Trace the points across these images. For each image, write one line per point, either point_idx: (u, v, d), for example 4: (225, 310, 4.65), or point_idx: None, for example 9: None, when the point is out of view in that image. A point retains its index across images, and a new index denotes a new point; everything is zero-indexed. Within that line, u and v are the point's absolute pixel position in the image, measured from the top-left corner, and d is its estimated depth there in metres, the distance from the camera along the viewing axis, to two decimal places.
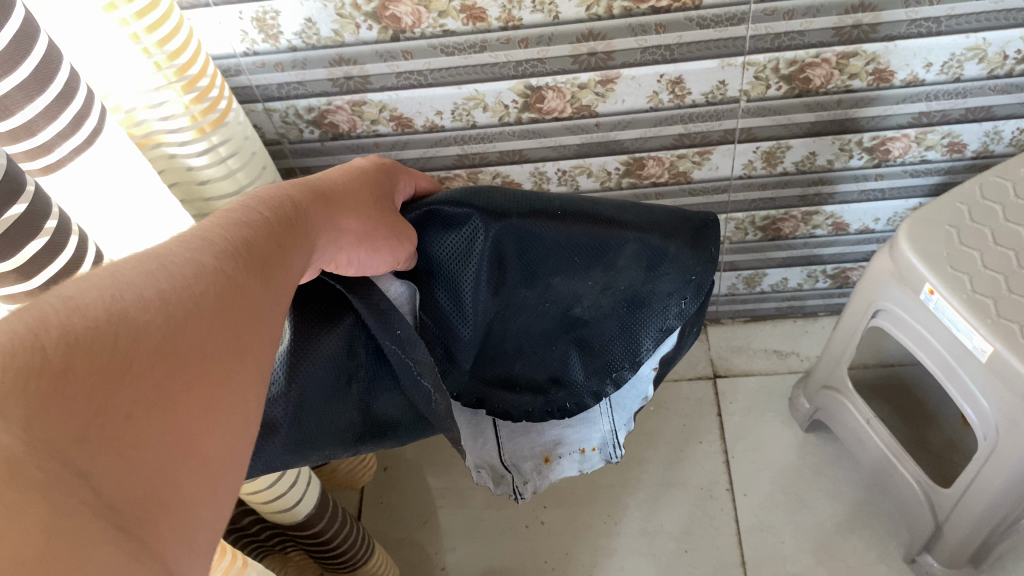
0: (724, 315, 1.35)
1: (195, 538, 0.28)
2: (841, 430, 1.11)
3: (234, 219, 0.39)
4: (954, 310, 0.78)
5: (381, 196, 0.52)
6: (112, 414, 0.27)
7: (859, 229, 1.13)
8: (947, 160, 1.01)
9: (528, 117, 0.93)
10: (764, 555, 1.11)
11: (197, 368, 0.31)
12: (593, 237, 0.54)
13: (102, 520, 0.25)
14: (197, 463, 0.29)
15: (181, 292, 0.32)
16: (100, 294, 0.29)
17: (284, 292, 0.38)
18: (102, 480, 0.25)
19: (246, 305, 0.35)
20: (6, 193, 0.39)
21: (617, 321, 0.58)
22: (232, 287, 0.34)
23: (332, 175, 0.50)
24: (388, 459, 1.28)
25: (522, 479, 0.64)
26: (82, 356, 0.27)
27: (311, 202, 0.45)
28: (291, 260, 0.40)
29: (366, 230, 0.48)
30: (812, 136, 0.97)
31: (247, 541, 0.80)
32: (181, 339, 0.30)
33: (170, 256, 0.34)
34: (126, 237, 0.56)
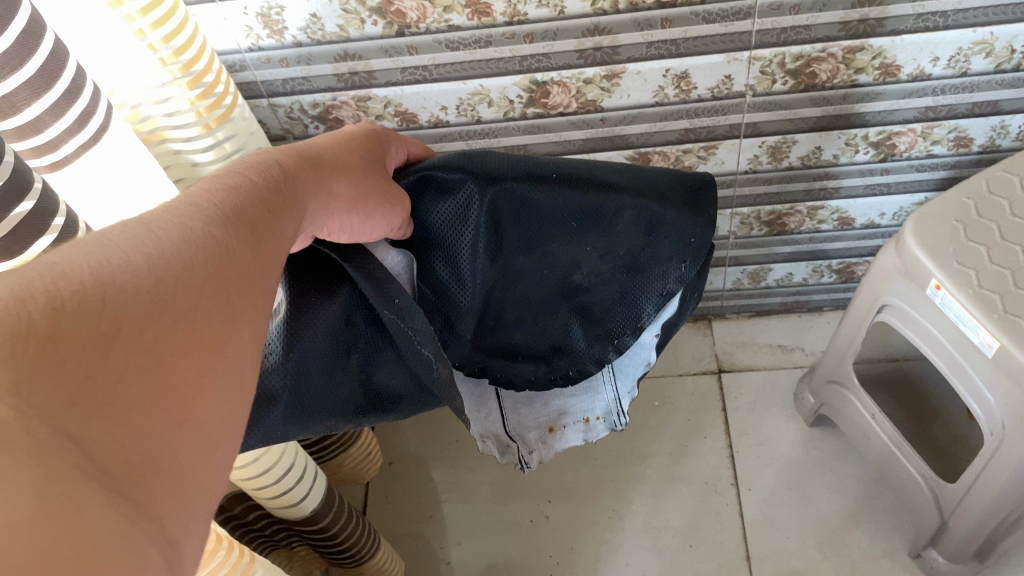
0: (729, 310, 1.35)
1: (194, 507, 0.26)
2: (847, 425, 1.11)
3: (221, 185, 0.37)
4: (960, 305, 0.78)
5: (371, 160, 0.49)
6: (103, 379, 0.24)
7: (865, 224, 1.13)
8: (954, 154, 1.00)
9: (533, 112, 0.93)
10: (769, 550, 1.11)
11: (189, 333, 0.29)
12: (590, 203, 0.53)
13: (95, 488, 0.23)
14: (193, 430, 0.27)
15: (169, 257, 0.30)
16: (88, 259, 0.27)
17: (275, 258, 0.36)
18: (94, 447, 0.23)
19: (238, 270, 0.33)
20: (14, 190, 0.39)
21: (617, 287, 0.58)
22: (222, 250, 0.32)
23: (321, 140, 0.47)
24: (393, 454, 1.28)
25: (527, 449, 0.63)
26: (67, 319, 0.24)
27: (300, 166, 0.43)
28: (281, 225, 0.38)
29: (358, 195, 0.46)
30: (818, 131, 0.97)
31: (253, 536, 0.80)
32: (171, 303, 0.28)
33: (156, 221, 0.32)
34: (108, 205, 0.53)
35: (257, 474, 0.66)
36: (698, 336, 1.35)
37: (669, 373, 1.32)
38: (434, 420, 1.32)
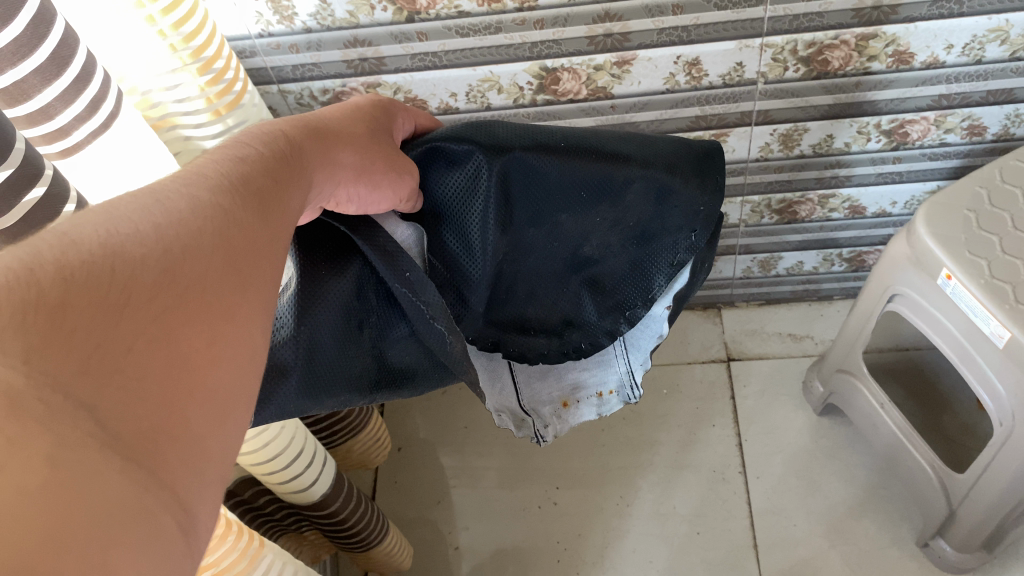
0: (738, 298, 1.35)
1: (205, 474, 0.26)
2: (855, 414, 1.11)
3: (228, 156, 0.37)
4: (971, 295, 0.78)
5: (377, 131, 0.49)
6: (113, 348, 0.25)
7: (876, 213, 1.13)
8: (967, 143, 1.00)
9: (543, 99, 0.93)
10: (776, 539, 1.11)
11: (198, 301, 0.29)
12: (600, 173, 0.53)
13: (109, 455, 0.23)
14: (205, 397, 0.27)
15: (177, 228, 0.30)
16: (96, 229, 0.27)
17: (283, 229, 0.36)
18: (105, 415, 0.23)
19: (247, 239, 0.33)
20: (25, 176, 0.39)
21: (627, 258, 0.58)
22: (229, 221, 0.32)
23: (326, 112, 0.47)
24: (402, 439, 1.29)
25: (542, 424, 0.62)
26: (76, 289, 0.24)
27: (306, 137, 0.43)
28: (289, 195, 0.38)
29: (366, 165, 0.46)
30: (830, 119, 0.96)
31: (262, 520, 0.80)
32: (180, 271, 0.28)
33: (164, 191, 0.32)
34: (104, 178, 0.52)
35: (268, 459, 0.66)
36: (707, 325, 1.35)
37: (677, 362, 1.32)
38: (443, 406, 1.32)
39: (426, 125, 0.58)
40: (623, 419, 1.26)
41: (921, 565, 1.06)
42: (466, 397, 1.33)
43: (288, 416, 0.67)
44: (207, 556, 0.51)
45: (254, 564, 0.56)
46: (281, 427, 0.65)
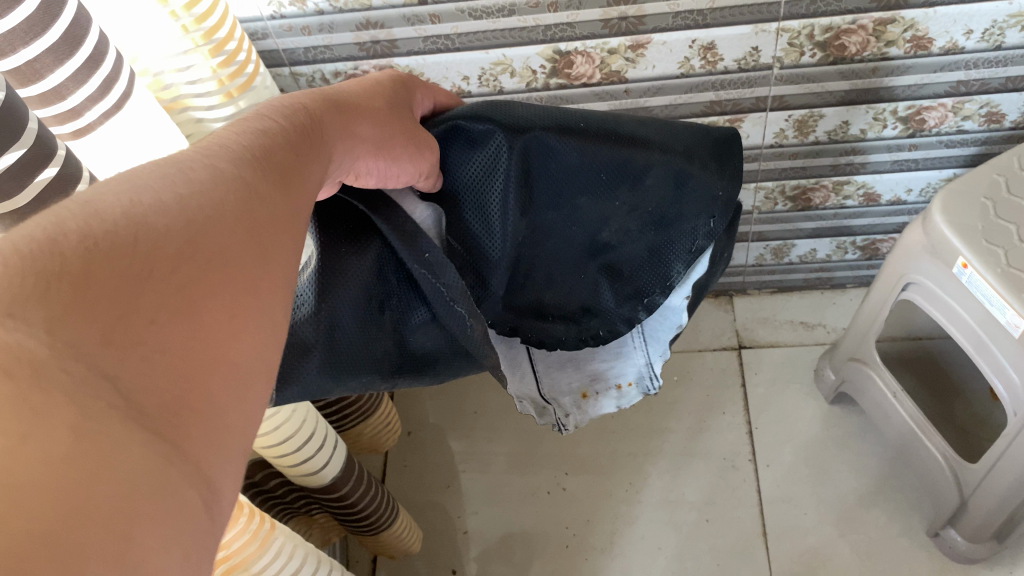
0: (750, 286, 1.34)
1: (229, 446, 0.26)
2: (867, 403, 1.10)
3: (251, 128, 0.36)
4: (987, 283, 0.77)
5: (398, 108, 0.49)
6: (136, 318, 0.24)
7: (891, 200, 1.12)
8: (985, 130, 0.98)
9: (556, 83, 0.92)
10: (786, 527, 1.11)
11: (221, 274, 0.28)
12: (619, 156, 0.52)
13: (132, 425, 0.23)
14: (228, 371, 0.27)
15: (200, 198, 0.29)
16: (118, 199, 0.27)
17: (306, 204, 0.36)
18: (129, 385, 0.23)
19: (270, 212, 0.32)
20: (38, 156, 0.39)
21: (646, 245, 0.57)
22: (254, 193, 0.32)
23: (349, 86, 0.47)
24: (412, 424, 1.29)
25: (563, 412, 0.62)
26: (99, 259, 0.24)
27: (331, 111, 0.42)
28: (311, 168, 0.37)
29: (387, 143, 0.46)
30: (845, 105, 0.95)
31: (273, 503, 0.81)
32: (205, 242, 0.28)
33: (187, 162, 0.31)
34: (115, 158, 0.52)
35: (279, 442, 0.66)
36: (718, 312, 1.34)
37: (688, 349, 1.31)
38: (453, 391, 1.32)
39: (445, 102, 0.58)
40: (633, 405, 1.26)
41: (931, 555, 1.06)
42: (477, 382, 1.33)
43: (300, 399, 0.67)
44: None
45: (264, 546, 0.56)
46: (292, 410, 0.65)
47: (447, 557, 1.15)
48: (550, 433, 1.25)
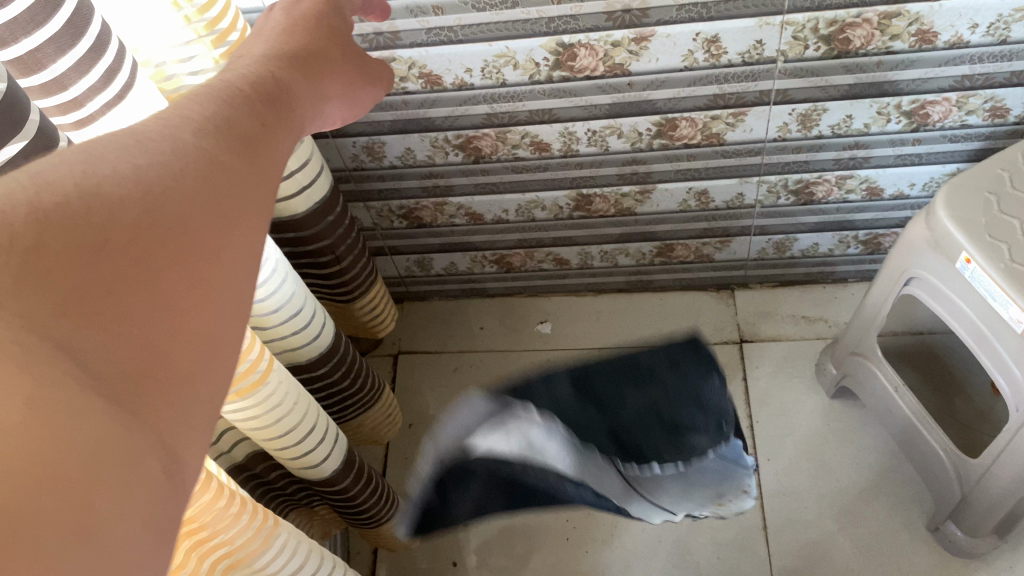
0: (752, 280, 1.34)
1: (195, 414, 0.25)
2: (868, 397, 1.11)
3: (209, 96, 0.35)
4: (991, 278, 0.77)
5: (353, 56, 0.48)
6: (93, 288, 0.24)
7: (893, 194, 1.11)
8: (989, 125, 0.98)
9: (559, 76, 0.92)
10: (786, 521, 1.11)
11: (182, 242, 0.28)
12: (613, 374, 0.52)
13: (89, 393, 0.22)
14: (196, 332, 0.27)
15: (159, 170, 0.29)
16: (71, 172, 0.26)
17: (271, 167, 0.35)
18: (84, 354, 0.23)
19: (233, 180, 0.32)
20: (39, 147, 0.39)
21: (690, 416, 0.54)
22: (215, 159, 0.31)
23: (302, 31, 0.46)
24: (413, 416, 1.29)
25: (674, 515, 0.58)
26: (50, 231, 0.24)
27: (293, 71, 0.42)
28: (275, 132, 0.37)
29: (344, 96, 0.46)
30: (849, 99, 0.95)
31: (273, 495, 0.81)
32: (164, 207, 0.28)
33: (146, 134, 0.31)
34: None
35: (280, 434, 0.66)
36: (720, 306, 1.34)
37: None
38: (454, 383, 1.32)
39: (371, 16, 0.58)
40: None
41: (931, 549, 1.06)
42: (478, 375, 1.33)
43: (301, 393, 0.67)
44: (219, 533, 0.51)
45: (266, 543, 0.56)
46: (293, 403, 0.65)
47: (447, 549, 1.15)
48: None
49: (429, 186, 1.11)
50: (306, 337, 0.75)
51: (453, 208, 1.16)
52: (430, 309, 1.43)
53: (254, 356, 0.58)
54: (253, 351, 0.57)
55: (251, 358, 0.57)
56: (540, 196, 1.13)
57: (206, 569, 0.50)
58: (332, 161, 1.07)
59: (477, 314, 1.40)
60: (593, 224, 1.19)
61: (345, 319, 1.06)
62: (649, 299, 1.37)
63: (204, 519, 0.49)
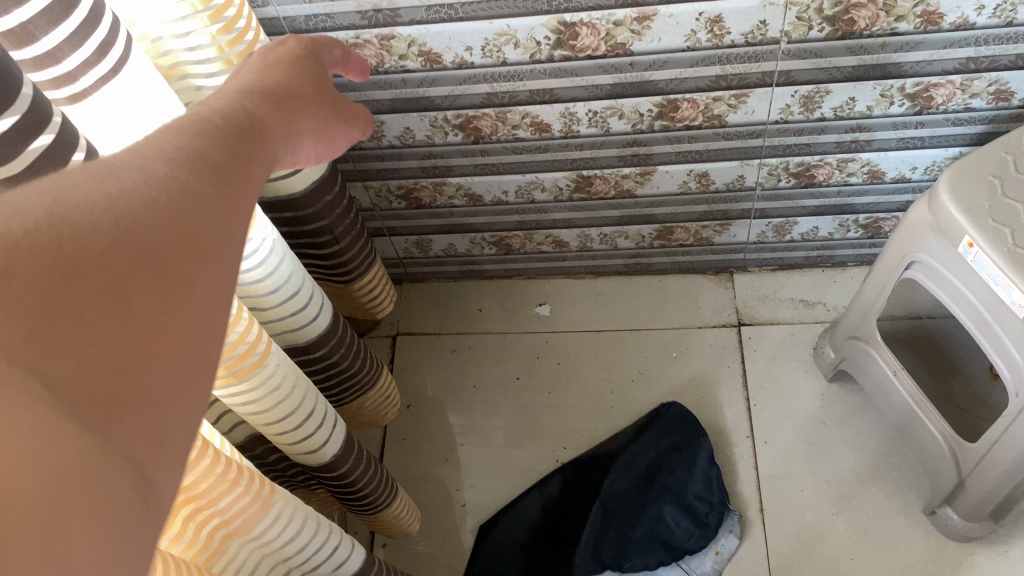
0: (751, 263, 1.33)
1: (166, 440, 0.25)
2: (866, 380, 1.10)
3: (185, 125, 0.34)
4: (993, 262, 0.76)
5: (327, 93, 0.48)
6: (61, 314, 0.23)
7: (895, 178, 1.11)
8: (992, 108, 0.97)
9: (560, 55, 0.91)
10: (782, 503, 1.11)
11: (152, 270, 0.27)
12: None
13: (59, 415, 0.22)
14: (160, 363, 0.26)
15: (131, 196, 0.28)
16: (41, 192, 0.25)
17: (245, 193, 0.34)
18: (56, 377, 0.22)
19: (206, 204, 0.31)
20: (33, 123, 0.38)
21: None
22: (189, 188, 0.30)
23: (271, 71, 0.45)
24: (411, 397, 1.29)
25: None
26: (21, 254, 0.23)
27: (267, 105, 0.41)
28: (252, 161, 0.36)
29: (319, 133, 0.46)
30: (853, 81, 0.94)
31: (272, 473, 0.80)
32: (134, 233, 0.27)
33: (119, 163, 0.29)
34: (116, 127, 0.50)
35: (279, 418, 0.65)
36: (718, 289, 1.33)
37: (688, 325, 1.30)
38: (451, 365, 1.32)
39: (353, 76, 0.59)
40: (632, 381, 1.26)
41: (927, 533, 1.06)
42: (476, 357, 1.33)
43: (299, 376, 0.67)
44: (215, 501, 0.50)
45: (264, 509, 0.56)
46: (292, 386, 0.65)
47: (444, 530, 1.15)
48: (548, 408, 1.25)
49: (428, 166, 1.10)
50: (305, 320, 0.74)
51: (452, 188, 1.15)
52: (428, 290, 1.42)
53: (252, 338, 0.57)
54: (251, 332, 0.57)
55: (249, 339, 0.57)
56: (540, 177, 1.12)
57: (203, 536, 0.50)
58: None
59: (475, 296, 1.40)
60: (592, 206, 1.18)
61: (343, 300, 1.05)
62: (647, 282, 1.37)
63: (201, 486, 0.49)
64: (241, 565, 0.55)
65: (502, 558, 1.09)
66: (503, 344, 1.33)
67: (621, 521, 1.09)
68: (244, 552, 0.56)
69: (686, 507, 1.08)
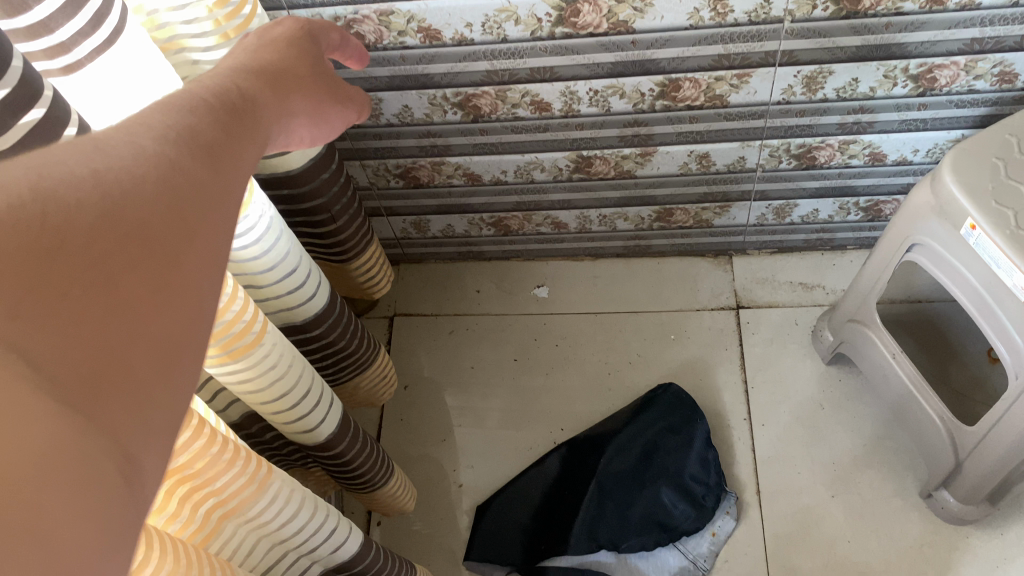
0: (750, 246, 1.33)
1: (154, 419, 0.25)
2: (865, 363, 1.10)
3: (178, 101, 0.33)
4: (995, 245, 0.76)
5: (325, 74, 0.47)
6: (45, 291, 0.23)
7: (897, 160, 1.10)
8: (996, 90, 0.97)
9: (561, 32, 0.90)
10: (779, 486, 1.11)
11: (140, 248, 0.26)
12: None
13: (40, 396, 0.21)
14: (148, 342, 0.25)
15: (120, 173, 0.27)
16: (24, 168, 0.24)
17: (237, 170, 0.33)
18: (37, 354, 0.22)
19: (198, 182, 0.30)
20: (24, 96, 0.36)
21: None
22: (179, 164, 0.30)
23: (265, 50, 0.44)
24: (408, 377, 1.29)
25: None
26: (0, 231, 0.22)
27: (262, 84, 0.40)
28: (245, 141, 0.35)
29: (314, 113, 0.45)
30: (856, 61, 0.93)
31: (268, 452, 0.80)
32: (122, 211, 0.26)
33: (108, 139, 0.28)
34: (111, 100, 0.49)
35: (276, 396, 0.64)
36: (717, 272, 1.33)
37: (686, 308, 1.30)
38: (449, 346, 1.32)
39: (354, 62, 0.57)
40: (630, 363, 1.26)
41: (923, 515, 1.07)
42: (473, 338, 1.32)
43: (295, 353, 0.66)
44: (211, 480, 0.50)
45: (261, 489, 0.55)
46: (288, 364, 0.64)
47: (441, 511, 1.15)
48: (546, 390, 1.25)
49: (426, 145, 1.09)
50: (301, 298, 0.73)
51: (450, 167, 1.14)
52: (425, 270, 1.41)
53: (248, 318, 0.56)
54: (246, 313, 0.56)
55: (245, 319, 0.56)
56: (540, 157, 1.11)
57: (199, 516, 0.50)
58: None
59: (472, 277, 1.39)
60: (592, 187, 1.18)
61: (340, 279, 1.04)
62: (646, 264, 1.36)
63: (196, 466, 0.48)
64: (235, 548, 0.55)
65: (499, 538, 1.09)
66: (500, 325, 1.33)
67: (618, 501, 1.09)
68: (239, 533, 0.55)
69: (681, 487, 1.09)
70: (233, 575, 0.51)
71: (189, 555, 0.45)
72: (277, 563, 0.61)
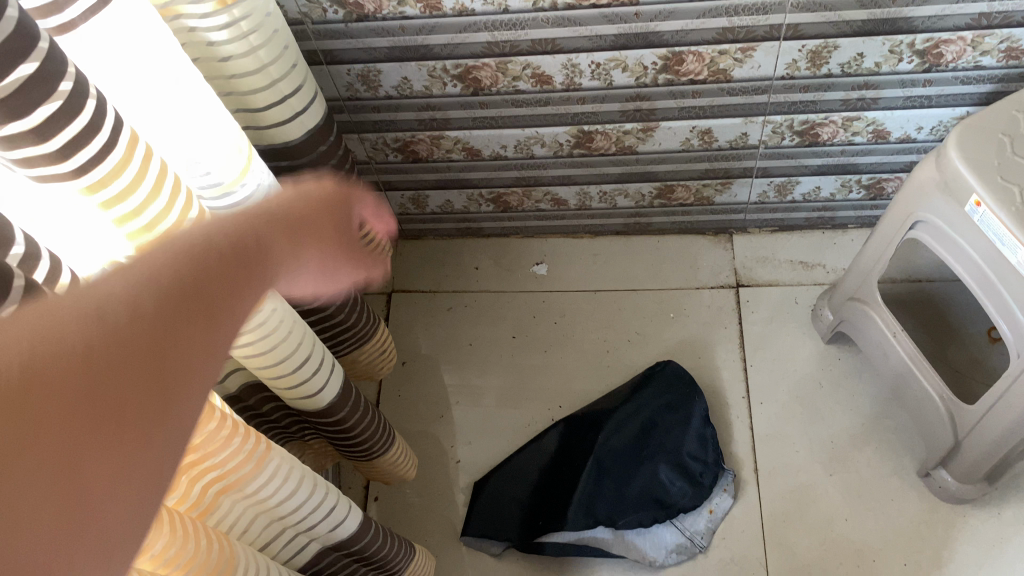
0: (751, 224, 1.32)
1: None
2: (866, 342, 1.10)
3: (186, 246, 0.35)
4: (1000, 222, 0.75)
5: (304, 222, 0.49)
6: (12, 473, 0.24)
7: (900, 138, 1.09)
8: (1002, 67, 0.96)
9: (564, 4, 0.89)
10: (777, 464, 1.11)
11: (111, 427, 0.28)
12: None
13: None
14: (94, 520, 0.27)
15: (110, 344, 0.29)
16: (29, 332, 0.26)
17: (218, 332, 0.35)
18: None
19: (177, 351, 0.32)
20: (16, 48, 0.33)
21: None
22: (164, 335, 0.32)
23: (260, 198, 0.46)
24: (406, 353, 1.28)
25: None
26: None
27: (261, 237, 0.42)
28: (231, 302, 0.37)
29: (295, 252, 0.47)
30: (862, 36, 0.92)
31: (268, 425, 0.80)
32: (104, 375, 0.28)
33: (113, 290, 0.30)
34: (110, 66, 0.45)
35: (277, 360, 0.64)
36: (717, 250, 1.32)
37: (685, 286, 1.29)
38: (447, 322, 1.31)
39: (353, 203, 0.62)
40: (628, 341, 1.25)
41: (920, 494, 1.07)
42: (472, 315, 1.32)
43: (296, 319, 0.65)
44: (209, 456, 0.49)
45: (260, 466, 0.54)
46: (289, 331, 0.63)
47: (439, 487, 1.15)
48: (544, 368, 1.25)
49: (425, 118, 1.08)
50: None
51: (449, 141, 1.13)
52: (423, 247, 1.40)
53: None
54: None
55: None
56: (540, 131, 1.10)
57: (196, 492, 0.49)
58: (325, 90, 1.04)
59: (471, 254, 1.38)
60: (592, 163, 1.16)
61: None
62: (645, 242, 1.35)
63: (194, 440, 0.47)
64: (233, 522, 0.55)
65: (496, 514, 1.09)
66: (498, 303, 1.32)
67: (615, 479, 1.08)
68: (238, 508, 0.55)
69: (679, 464, 1.09)
70: (231, 549, 0.50)
71: (188, 527, 0.45)
72: (275, 538, 0.61)
